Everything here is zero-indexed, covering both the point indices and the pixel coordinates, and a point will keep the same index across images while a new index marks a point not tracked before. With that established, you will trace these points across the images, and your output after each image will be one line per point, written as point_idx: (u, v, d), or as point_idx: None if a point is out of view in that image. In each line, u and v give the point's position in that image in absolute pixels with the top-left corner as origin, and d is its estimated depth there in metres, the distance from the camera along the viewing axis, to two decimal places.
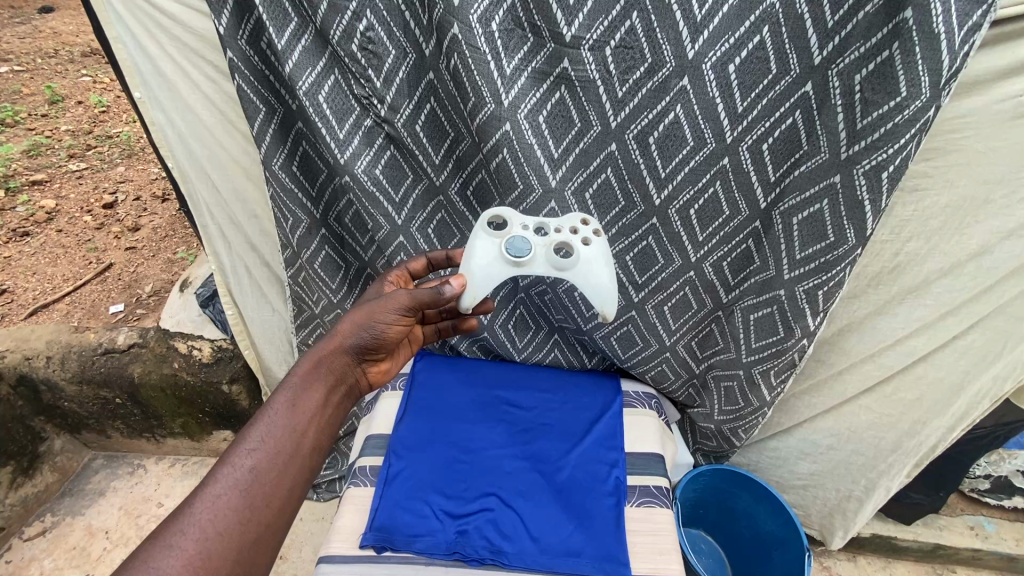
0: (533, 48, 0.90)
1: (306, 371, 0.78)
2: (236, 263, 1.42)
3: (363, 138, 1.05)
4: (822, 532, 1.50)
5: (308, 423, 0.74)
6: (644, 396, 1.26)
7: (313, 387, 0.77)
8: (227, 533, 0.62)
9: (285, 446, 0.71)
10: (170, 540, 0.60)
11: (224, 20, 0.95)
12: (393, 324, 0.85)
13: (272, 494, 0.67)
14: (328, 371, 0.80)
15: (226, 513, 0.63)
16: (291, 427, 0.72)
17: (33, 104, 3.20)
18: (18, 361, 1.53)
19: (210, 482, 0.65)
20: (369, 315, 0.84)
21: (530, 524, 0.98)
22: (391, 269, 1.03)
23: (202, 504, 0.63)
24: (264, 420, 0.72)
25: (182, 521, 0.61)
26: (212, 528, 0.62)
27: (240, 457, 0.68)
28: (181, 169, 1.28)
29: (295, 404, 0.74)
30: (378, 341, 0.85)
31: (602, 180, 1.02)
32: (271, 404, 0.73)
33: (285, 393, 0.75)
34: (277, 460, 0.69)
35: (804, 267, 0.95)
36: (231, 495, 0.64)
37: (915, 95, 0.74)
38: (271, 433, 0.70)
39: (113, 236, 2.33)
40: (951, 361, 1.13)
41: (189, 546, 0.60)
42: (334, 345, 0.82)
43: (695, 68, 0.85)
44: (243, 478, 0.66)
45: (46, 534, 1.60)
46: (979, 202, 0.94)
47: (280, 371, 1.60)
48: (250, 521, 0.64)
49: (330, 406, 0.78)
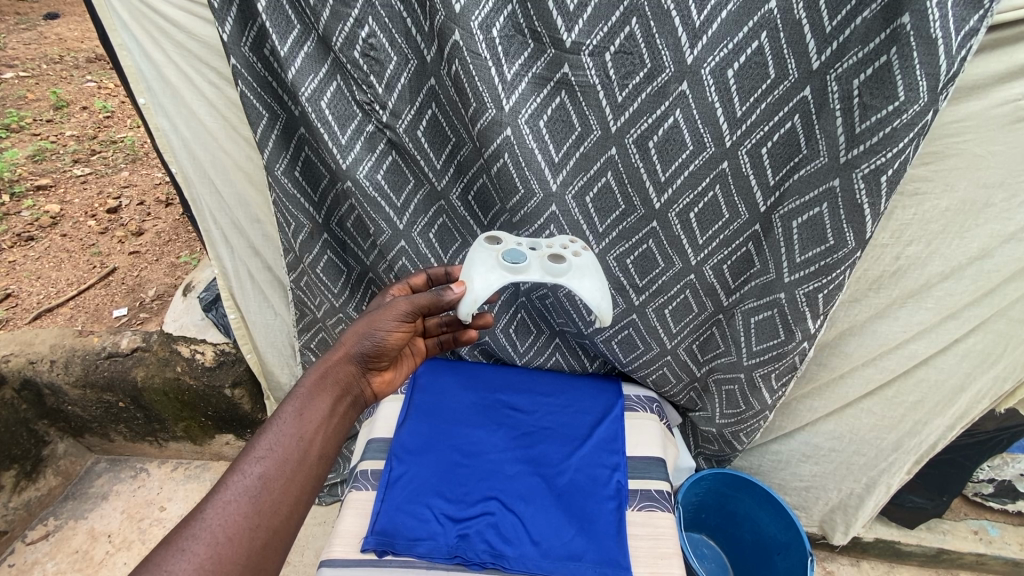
0: (534, 54, 0.90)
1: (313, 380, 0.78)
2: (239, 268, 1.43)
3: (365, 144, 1.06)
4: (823, 528, 1.50)
5: (316, 430, 0.74)
6: (645, 400, 1.26)
7: (320, 396, 0.77)
8: (237, 538, 0.62)
9: (294, 454, 0.71)
10: (182, 543, 0.60)
11: (226, 27, 0.96)
12: (394, 330, 0.86)
13: (282, 500, 0.67)
14: (334, 380, 0.80)
15: (237, 519, 0.63)
16: (299, 435, 0.72)
17: (39, 109, 3.23)
18: (22, 364, 1.54)
19: (222, 487, 0.66)
20: (373, 322, 0.85)
21: (531, 527, 0.98)
22: (393, 283, 1.03)
23: (213, 510, 0.63)
24: (273, 428, 0.72)
25: (194, 525, 0.62)
26: (223, 532, 0.62)
27: (249, 465, 0.68)
28: (184, 173, 1.29)
29: (302, 412, 0.74)
30: (382, 349, 0.85)
31: (602, 184, 1.02)
32: (280, 411, 0.73)
33: (293, 401, 0.75)
34: (286, 467, 0.69)
35: (803, 270, 0.96)
36: (241, 501, 0.64)
37: (914, 99, 0.74)
38: (279, 441, 0.70)
39: (116, 240, 2.34)
40: (953, 364, 1.13)
41: (201, 550, 0.60)
42: (339, 355, 0.83)
43: (694, 73, 0.85)
44: (252, 485, 0.66)
45: (49, 537, 1.61)
46: (979, 207, 0.94)
47: (281, 374, 1.61)
48: (259, 527, 0.64)
49: (338, 413, 0.78)
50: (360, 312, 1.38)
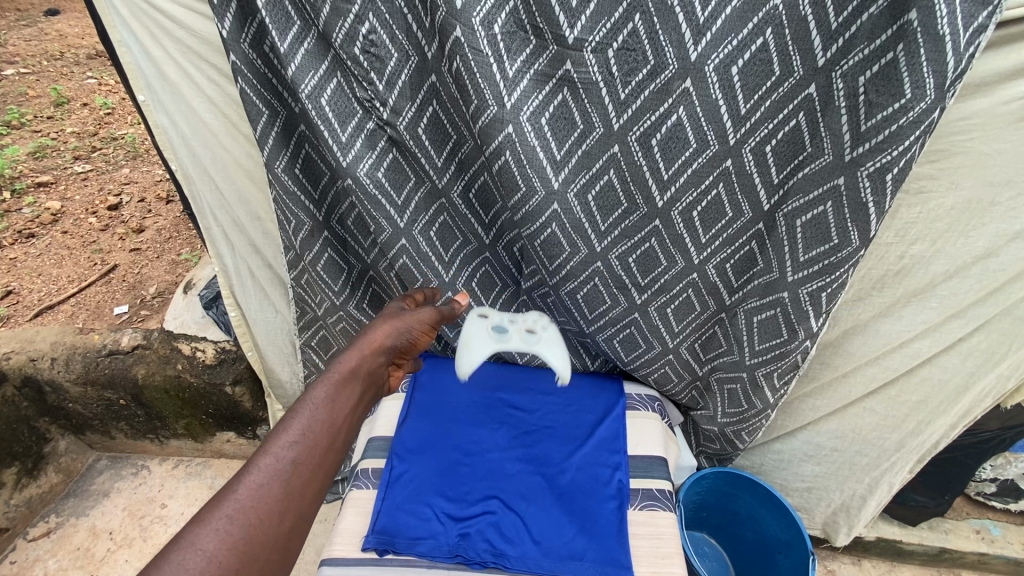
0: (535, 51, 0.89)
1: (345, 368, 0.78)
2: (240, 265, 1.42)
3: (365, 141, 1.05)
4: (827, 532, 1.49)
5: (343, 420, 0.73)
6: (647, 399, 1.26)
7: (351, 385, 0.77)
8: (267, 521, 0.59)
9: (322, 441, 0.69)
10: (215, 522, 0.57)
11: (226, 23, 0.96)
12: (422, 331, 0.91)
13: (309, 487, 0.65)
14: (368, 370, 0.80)
15: (268, 502, 0.60)
16: (328, 423, 0.71)
17: (40, 106, 3.22)
18: (23, 362, 1.54)
19: (253, 468, 0.63)
20: (404, 322, 0.90)
21: (532, 527, 0.97)
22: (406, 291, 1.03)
23: (245, 490, 0.60)
24: (304, 414, 0.70)
25: (227, 505, 0.58)
26: (254, 514, 0.59)
27: (280, 449, 0.65)
28: (184, 170, 1.28)
29: (334, 400, 0.73)
30: (408, 346, 0.89)
31: (604, 183, 1.01)
32: (310, 397, 0.72)
33: (325, 388, 0.74)
34: (315, 453, 0.67)
35: (807, 269, 0.95)
36: (273, 485, 0.62)
37: (920, 96, 0.74)
38: (311, 427, 0.69)
39: (118, 237, 2.34)
40: (956, 363, 1.12)
41: (234, 530, 0.57)
42: (375, 345, 0.84)
43: (698, 70, 0.84)
44: (284, 469, 0.63)
45: (51, 534, 1.61)
46: (984, 205, 0.93)
47: (283, 372, 1.59)
48: (288, 511, 0.61)
49: (362, 404, 0.77)
50: (360, 311, 1.38)
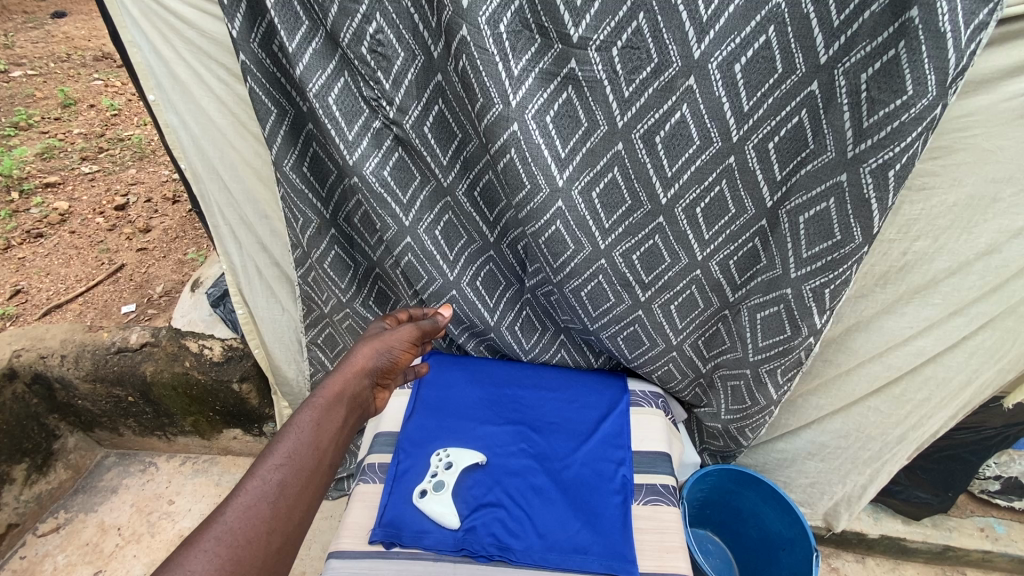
0: (540, 49, 0.90)
1: (330, 390, 0.78)
2: (247, 263, 1.44)
3: (372, 140, 1.07)
4: (827, 521, 1.49)
5: (329, 440, 0.73)
6: (650, 396, 1.26)
7: (336, 408, 0.77)
8: (255, 541, 0.59)
9: (310, 460, 0.69)
10: (203, 544, 0.56)
11: (236, 24, 0.97)
12: (403, 350, 0.94)
13: (297, 506, 0.64)
14: (351, 393, 0.81)
15: (256, 521, 0.60)
16: (314, 444, 0.70)
17: (47, 107, 3.26)
18: (33, 360, 1.56)
19: (239, 491, 0.62)
20: (386, 343, 0.92)
21: (535, 520, 0.98)
22: (388, 312, 1.05)
23: (232, 512, 0.60)
24: (291, 436, 0.70)
25: (214, 527, 0.58)
26: (242, 535, 0.58)
27: (267, 471, 0.65)
28: (193, 169, 1.29)
29: (320, 422, 0.73)
30: (392, 365, 0.92)
31: (608, 180, 1.01)
32: (296, 420, 0.72)
33: (311, 410, 0.74)
34: (302, 474, 0.67)
35: (810, 265, 0.96)
36: (261, 505, 0.61)
37: (922, 93, 0.75)
38: (298, 449, 0.68)
39: (125, 237, 2.36)
40: (957, 359, 1.13)
41: (222, 551, 0.56)
42: (358, 368, 0.85)
43: (701, 68, 0.85)
44: (272, 491, 0.63)
45: (60, 529, 1.63)
46: (987, 202, 0.94)
47: (289, 370, 1.59)
48: (275, 531, 0.61)
49: (348, 426, 0.78)
50: (367, 308, 1.39)
